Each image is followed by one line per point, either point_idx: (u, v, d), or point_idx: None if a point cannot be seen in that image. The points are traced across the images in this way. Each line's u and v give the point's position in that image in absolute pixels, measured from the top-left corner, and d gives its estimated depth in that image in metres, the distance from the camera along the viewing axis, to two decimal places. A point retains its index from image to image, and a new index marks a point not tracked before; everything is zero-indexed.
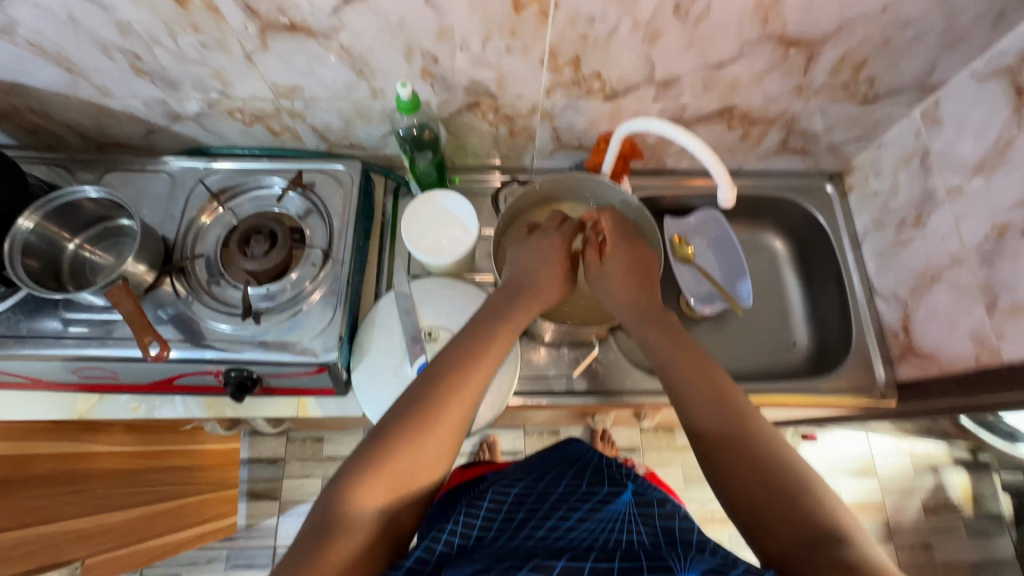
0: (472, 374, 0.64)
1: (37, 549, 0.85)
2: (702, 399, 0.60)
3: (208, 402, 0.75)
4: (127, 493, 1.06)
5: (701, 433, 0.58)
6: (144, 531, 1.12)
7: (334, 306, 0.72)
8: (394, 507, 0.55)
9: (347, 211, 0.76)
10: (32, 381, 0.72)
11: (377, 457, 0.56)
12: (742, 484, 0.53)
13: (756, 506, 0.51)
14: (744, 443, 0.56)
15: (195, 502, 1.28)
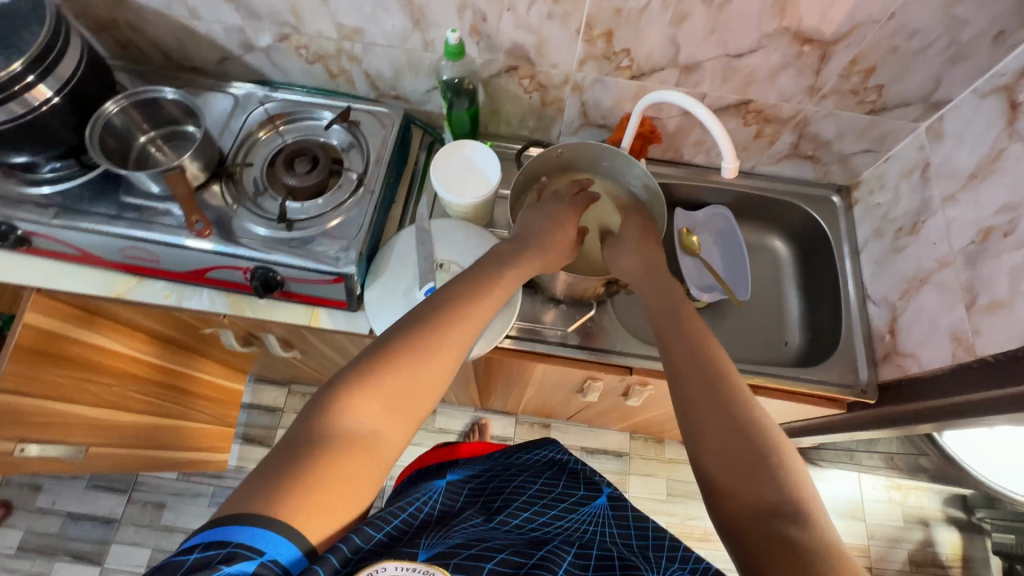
0: (472, 322, 0.63)
1: (51, 424, 0.93)
2: (707, 389, 0.59)
3: (232, 300, 0.82)
4: (142, 398, 1.13)
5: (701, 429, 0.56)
6: (145, 441, 1.19)
7: (359, 228, 0.78)
8: (381, 429, 0.52)
9: (384, 148, 0.84)
10: (83, 255, 0.80)
11: (368, 379, 0.54)
12: (734, 484, 0.52)
13: (736, 500, 0.51)
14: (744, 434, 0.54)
15: (191, 427, 1.34)
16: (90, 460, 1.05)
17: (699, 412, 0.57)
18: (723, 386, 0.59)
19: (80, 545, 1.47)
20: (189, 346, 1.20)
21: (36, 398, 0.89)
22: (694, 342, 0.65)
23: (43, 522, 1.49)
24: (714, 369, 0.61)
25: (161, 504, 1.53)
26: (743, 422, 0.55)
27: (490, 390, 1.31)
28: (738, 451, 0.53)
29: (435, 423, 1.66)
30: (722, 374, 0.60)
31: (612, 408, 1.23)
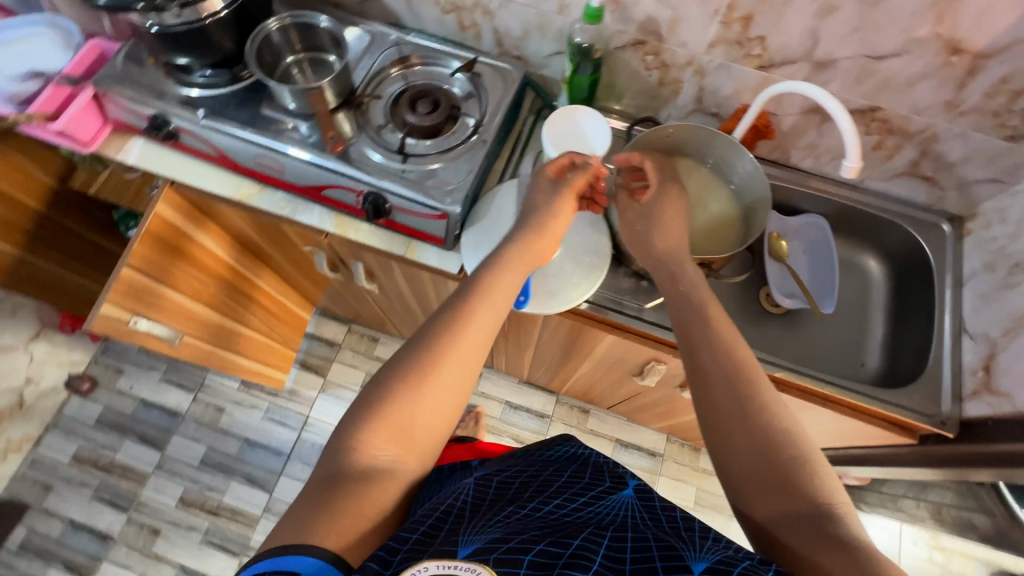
0: (480, 333, 0.65)
1: (160, 305, 1.03)
2: (722, 395, 0.59)
3: (338, 221, 0.88)
4: (226, 301, 1.22)
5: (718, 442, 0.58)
6: (224, 343, 1.29)
7: (468, 172, 0.82)
8: (395, 458, 0.57)
9: (502, 101, 0.87)
10: (218, 156, 0.88)
11: (373, 417, 0.58)
12: (757, 486, 0.54)
13: (760, 498, 0.53)
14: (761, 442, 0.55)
15: (261, 341, 1.45)
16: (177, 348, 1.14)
17: (718, 426, 0.58)
18: (735, 390, 0.59)
19: (148, 429, 1.63)
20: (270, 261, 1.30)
21: (149, 277, 0.98)
22: (709, 342, 0.63)
23: (120, 401, 1.65)
24: (732, 374, 0.60)
25: (222, 408, 1.66)
26: (760, 422, 0.56)
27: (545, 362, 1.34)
28: (752, 452, 0.55)
29: (479, 386, 1.71)
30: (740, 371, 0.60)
31: (662, 401, 1.24)
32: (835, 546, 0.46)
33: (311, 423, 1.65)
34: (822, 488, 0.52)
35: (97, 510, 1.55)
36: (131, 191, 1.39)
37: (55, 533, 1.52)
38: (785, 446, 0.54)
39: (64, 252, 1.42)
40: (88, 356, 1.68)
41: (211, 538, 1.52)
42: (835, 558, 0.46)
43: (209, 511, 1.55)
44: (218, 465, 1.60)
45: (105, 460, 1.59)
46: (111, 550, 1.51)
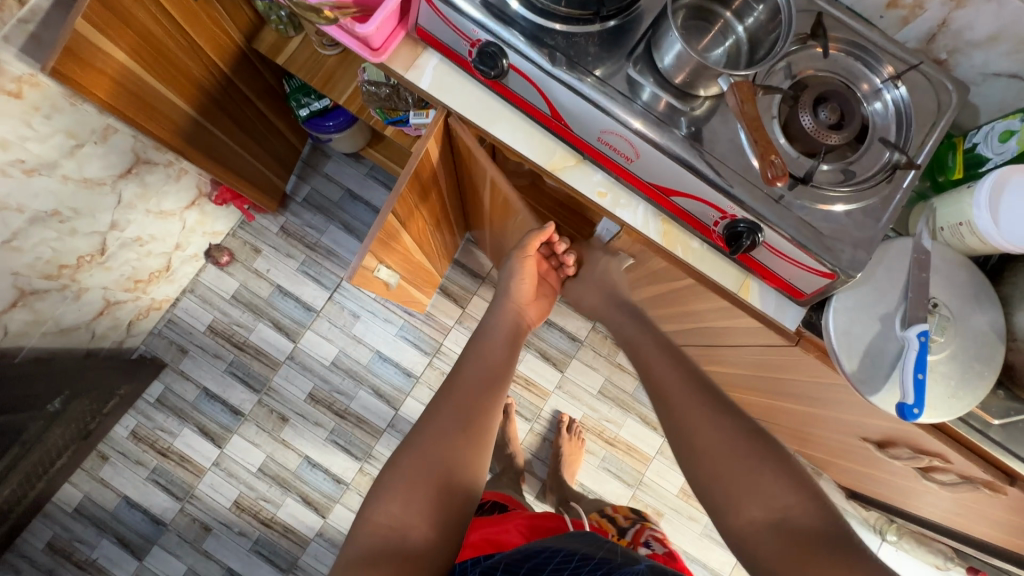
0: (470, 400, 0.80)
1: (392, 247, 0.91)
2: (699, 415, 0.74)
3: (664, 230, 0.73)
4: (429, 237, 1.09)
5: (702, 454, 0.71)
6: (413, 279, 1.18)
7: (877, 224, 0.64)
8: (406, 515, 0.68)
9: (933, 131, 0.66)
10: (546, 114, 0.71)
11: (384, 494, 0.70)
12: (736, 491, 0.67)
13: (743, 505, 0.66)
14: (736, 462, 0.68)
15: (432, 273, 1.35)
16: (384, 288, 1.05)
17: (699, 451, 0.72)
18: (700, 409, 0.74)
19: (282, 318, 1.60)
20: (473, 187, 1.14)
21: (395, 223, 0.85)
22: (676, 375, 0.80)
23: (256, 281, 1.60)
24: (705, 405, 0.75)
25: (356, 314, 1.61)
26: (729, 431, 0.72)
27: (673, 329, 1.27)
28: (731, 460, 0.69)
29: (617, 358, 1.63)
30: (706, 394, 0.76)
31: (857, 454, 1.16)
32: (830, 543, 0.59)
33: (444, 350, 1.61)
34: (786, 496, 0.65)
35: (229, 384, 1.57)
36: (324, 69, 1.17)
37: (190, 396, 1.56)
38: (763, 461, 0.68)
39: (238, 123, 1.25)
40: (227, 227, 1.59)
41: (335, 438, 1.56)
42: (833, 554, 0.58)
43: (336, 412, 1.57)
44: (348, 371, 1.59)
45: (239, 339, 1.58)
46: (241, 426, 1.56)
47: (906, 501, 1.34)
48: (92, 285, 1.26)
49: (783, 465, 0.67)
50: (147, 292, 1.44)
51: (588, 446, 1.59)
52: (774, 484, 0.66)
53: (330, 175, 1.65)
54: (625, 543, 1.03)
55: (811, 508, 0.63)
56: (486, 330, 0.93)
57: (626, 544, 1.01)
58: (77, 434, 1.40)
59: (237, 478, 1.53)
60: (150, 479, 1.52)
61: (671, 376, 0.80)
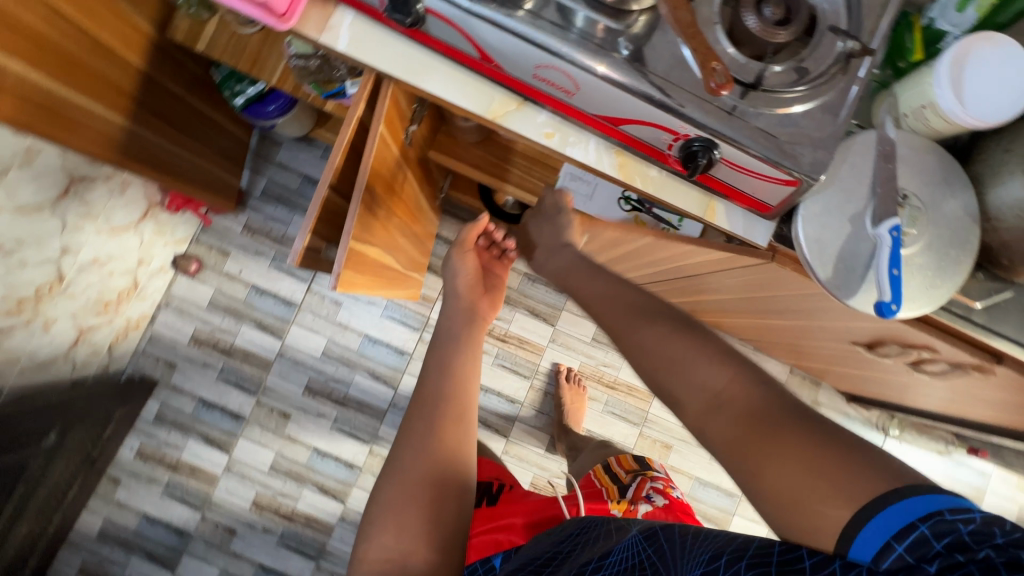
0: (433, 411, 0.90)
1: (376, 234, 0.89)
2: (629, 324, 0.66)
3: (620, 163, 0.70)
4: (394, 222, 1.00)
5: (640, 361, 0.62)
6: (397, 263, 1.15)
7: (836, 120, 0.61)
8: (404, 540, 0.78)
9: (884, 15, 0.62)
10: (476, 58, 0.66)
11: (375, 529, 0.81)
12: (677, 388, 0.58)
13: (683, 402, 0.57)
14: (672, 359, 0.59)
15: (413, 254, 1.32)
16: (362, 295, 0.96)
17: (640, 360, 0.62)
18: (637, 320, 0.65)
19: (264, 317, 1.57)
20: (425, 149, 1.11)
21: (329, 214, 0.78)
22: (607, 299, 0.71)
23: (231, 284, 1.56)
24: (637, 311, 0.66)
25: (338, 302, 1.58)
26: (664, 330, 0.62)
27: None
28: (665, 357, 0.60)
29: None
30: (634, 306, 0.68)
31: (851, 359, 1.16)
32: (772, 428, 0.49)
33: (433, 323, 1.60)
34: (720, 379, 0.55)
35: (225, 390, 1.56)
36: (249, 50, 1.10)
37: (188, 408, 1.55)
38: (698, 349, 0.58)
39: (171, 123, 1.18)
40: (188, 234, 1.54)
41: (340, 425, 1.57)
42: (777, 439, 0.48)
43: (336, 400, 1.57)
44: (340, 358, 1.58)
45: (225, 344, 1.56)
46: (245, 428, 1.56)
47: (904, 396, 1.36)
48: (58, 314, 1.22)
49: (721, 351, 0.57)
50: (120, 313, 1.41)
51: (590, 393, 1.61)
52: (713, 369, 0.56)
53: (284, 163, 1.59)
54: (624, 503, 1.04)
55: (753, 386, 0.53)
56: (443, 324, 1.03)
57: (628, 505, 1.02)
58: (83, 463, 1.40)
59: (251, 479, 1.55)
60: (166, 493, 1.54)
61: (602, 298, 0.72)
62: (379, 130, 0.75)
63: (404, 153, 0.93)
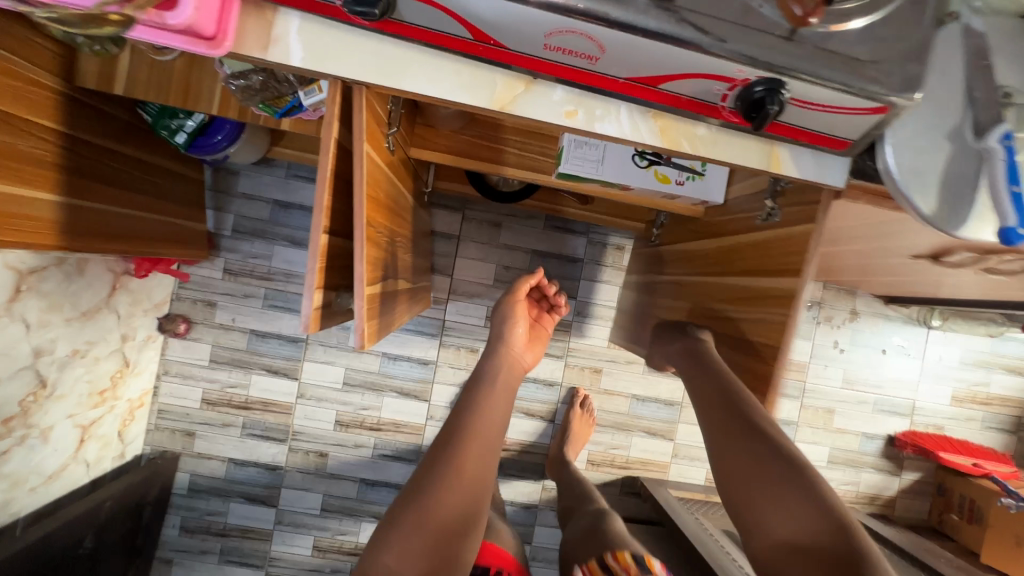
0: (488, 449, 0.76)
1: (379, 261, 0.77)
2: (725, 418, 0.67)
3: (661, 128, 0.58)
4: (392, 242, 0.88)
5: (728, 467, 0.64)
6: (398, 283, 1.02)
7: (921, 21, 0.50)
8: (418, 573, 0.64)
9: None
10: (467, 40, 0.53)
11: (382, 546, 0.65)
12: (765, 506, 0.60)
13: (772, 525, 0.58)
14: (764, 471, 0.61)
15: (410, 262, 1.19)
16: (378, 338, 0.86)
17: (727, 460, 0.64)
18: (728, 420, 0.67)
19: (272, 361, 1.46)
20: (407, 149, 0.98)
21: (331, 263, 0.66)
22: (701, 391, 0.72)
23: (228, 336, 1.45)
24: (732, 399, 0.69)
25: (347, 327, 1.47)
26: (763, 436, 0.64)
27: (686, 228, 1.13)
28: (753, 461, 0.63)
29: (623, 262, 1.54)
30: (730, 399, 0.69)
31: (906, 269, 1.09)
32: None
33: (451, 325, 1.50)
34: (809, 522, 0.56)
35: (253, 445, 1.47)
36: (178, 80, 0.95)
37: (220, 472, 1.47)
38: (800, 469, 0.61)
39: (114, 185, 1.04)
40: (167, 294, 1.41)
41: (383, 451, 1.50)
42: None
43: (372, 427, 1.49)
44: (364, 384, 1.49)
45: (240, 399, 1.46)
46: (285, 478, 1.48)
47: (953, 290, 1.31)
48: (54, 420, 1.11)
49: (814, 487, 0.59)
50: (119, 396, 1.30)
51: (628, 357, 1.55)
52: (811, 494, 0.58)
53: (248, 193, 1.44)
54: None
55: (838, 536, 0.55)
56: (487, 368, 0.91)
57: None
58: (129, 555, 1.32)
59: (306, 526, 1.49)
60: (224, 560, 1.48)
61: (699, 386, 0.74)
62: (364, 149, 0.62)
63: (388, 164, 0.81)
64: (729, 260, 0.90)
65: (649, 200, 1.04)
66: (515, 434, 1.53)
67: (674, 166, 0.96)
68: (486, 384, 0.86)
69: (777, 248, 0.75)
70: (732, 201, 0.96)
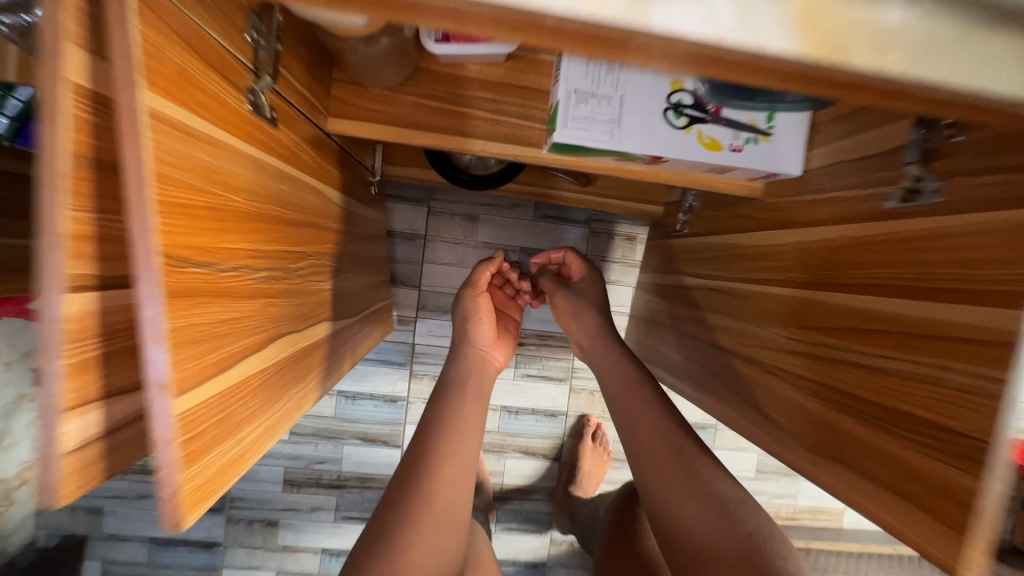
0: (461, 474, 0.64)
1: (238, 329, 0.40)
2: (670, 462, 0.63)
3: (808, 10, 0.24)
4: (296, 269, 0.54)
5: (687, 523, 0.58)
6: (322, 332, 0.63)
7: None
8: None
9: None
10: None
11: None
12: (722, 559, 0.53)
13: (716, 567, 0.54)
14: (699, 488, 0.59)
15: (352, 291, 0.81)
16: (307, 400, 0.59)
17: (670, 497, 0.61)
18: (673, 466, 0.62)
19: None
20: (319, 120, 0.64)
21: (108, 345, 0.32)
22: (653, 434, 0.66)
23: None
24: (673, 438, 0.65)
25: None
26: (699, 470, 0.61)
27: (741, 214, 0.78)
28: (709, 514, 0.57)
29: (636, 257, 1.22)
30: (673, 432, 0.66)
31: None
32: None
33: (422, 351, 1.18)
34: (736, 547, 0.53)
35: None
36: None
37: (141, 555, 1.16)
38: (741, 515, 0.56)
39: None
40: None
41: (347, 513, 1.19)
42: None
43: (330, 485, 1.18)
44: (316, 433, 1.17)
45: None
46: (226, 556, 1.18)
47: None
48: None
49: (752, 522, 0.55)
50: None
51: None
52: (758, 548, 0.53)
53: None
54: None
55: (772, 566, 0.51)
56: (454, 376, 0.75)
57: None
58: None
59: None
60: None
61: (658, 412, 0.68)
62: (146, 105, 0.29)
63: (266, 141, 0.46)
64: (812, 269, 0.59)
65: (685, 178, 0.72)
66: (512, 478, 1.23)
67: (725, 123, 0.64)
68: (452, 409, 0.69)
69: (919, 251, 0.45)
70: (814, 173, 0.64)
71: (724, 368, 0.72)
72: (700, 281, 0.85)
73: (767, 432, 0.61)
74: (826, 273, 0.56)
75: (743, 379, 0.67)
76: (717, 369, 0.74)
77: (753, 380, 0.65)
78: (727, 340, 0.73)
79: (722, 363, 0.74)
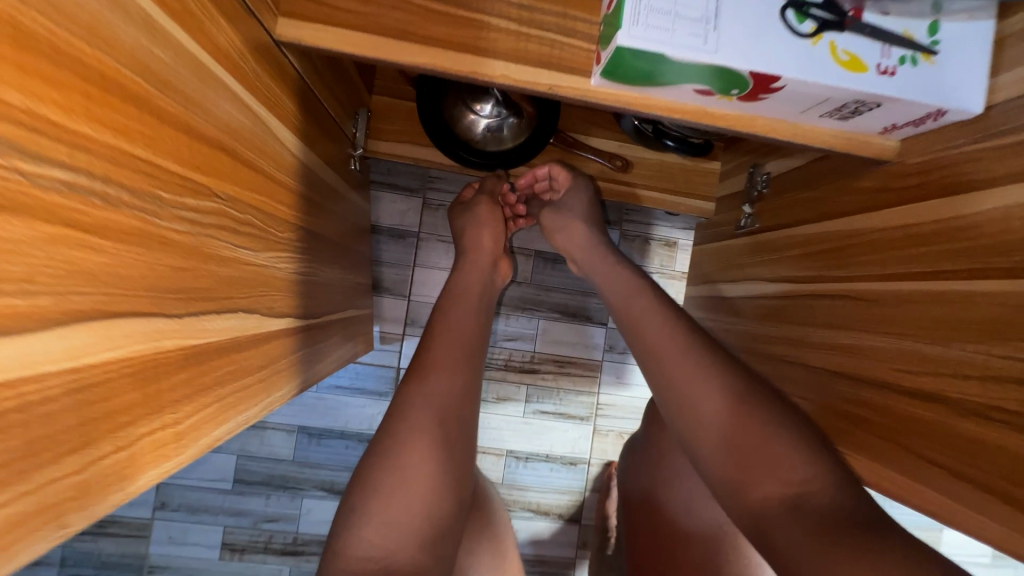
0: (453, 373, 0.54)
1: None
2: (679, 351, 0.52)
3: None
4: (174, 207, 0.29)
5: (704, 418, 0.48)
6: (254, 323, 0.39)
7: None
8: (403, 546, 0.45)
9: None
10: None
11: (360, 510, 0.46)
12: (753, 448, 0.45)
13: (747, 470, 0.45)
14: (717, 378, 0.49)
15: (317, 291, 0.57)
16: (274, 396, 0.43)
17: (678, 393, 0.50)
18: (687, 361, 0.51)
19: None
20: (265, 15, 0.42)
21: None
22: (658, 324, 0.55)
23: None
24: (681, 330, 0.54)
25: None
26: (715, 364, 0.50)
27: (865, 186, 0.54)
28: (721, 403, 0.48)
29: (677, 267, 1.00)
30: (683, 322, 0.55)
31: None
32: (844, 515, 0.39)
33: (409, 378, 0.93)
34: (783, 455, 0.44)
35: None
36: None
37: None
38: (768, 404, 0.48)
39: None
40: None
41: None
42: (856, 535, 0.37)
43: (283, 553, 0.91)
44: (269, 482, 0.91)
45: None
46: None
47: None
48: None
49: (776, 408, 0.47)
50: None
51: None
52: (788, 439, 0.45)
53: None
54: None
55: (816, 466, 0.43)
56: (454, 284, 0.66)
57: None
58: None
59: None
60: None
61: (657, 307, 0.57)
62: None
63: None
64: (910, 252, 0.48)
65: (791, 128, 0.50)
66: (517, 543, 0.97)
67: (872, 32, 0.42)
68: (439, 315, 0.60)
69: None
70: (1002, 109, 0.42)
71: (875, 409, 0.49)
72: (755, 289, 0.72)
73: (1002, 517, 0.37)
74: (930, 259, 0.45)
75: (900, 420, 0.46)
76: (858, 411, 0.50)
77: (949, 432, 0.41)
78: (870, 370, 0.49)
79: (867, 404, 0.49)
